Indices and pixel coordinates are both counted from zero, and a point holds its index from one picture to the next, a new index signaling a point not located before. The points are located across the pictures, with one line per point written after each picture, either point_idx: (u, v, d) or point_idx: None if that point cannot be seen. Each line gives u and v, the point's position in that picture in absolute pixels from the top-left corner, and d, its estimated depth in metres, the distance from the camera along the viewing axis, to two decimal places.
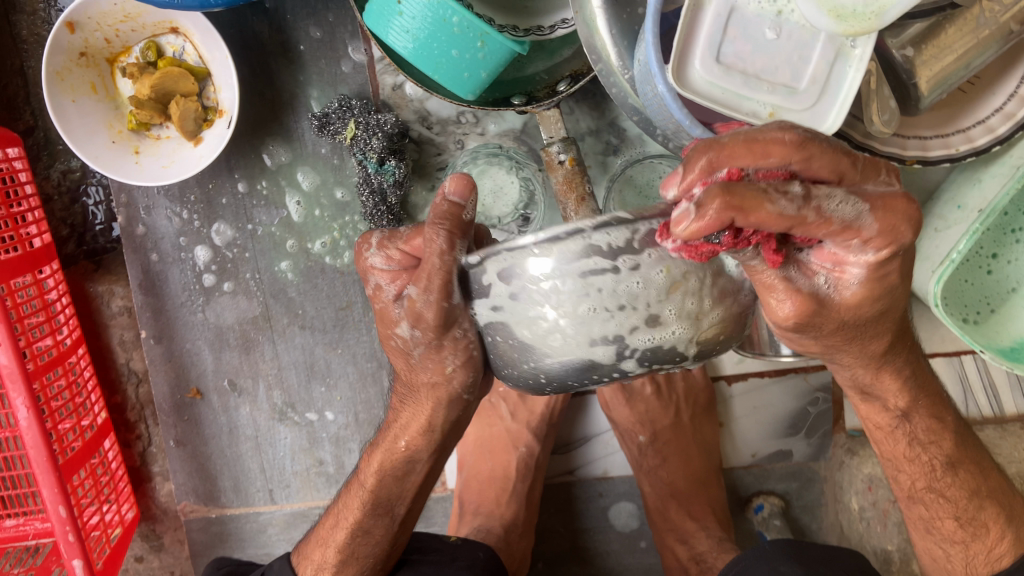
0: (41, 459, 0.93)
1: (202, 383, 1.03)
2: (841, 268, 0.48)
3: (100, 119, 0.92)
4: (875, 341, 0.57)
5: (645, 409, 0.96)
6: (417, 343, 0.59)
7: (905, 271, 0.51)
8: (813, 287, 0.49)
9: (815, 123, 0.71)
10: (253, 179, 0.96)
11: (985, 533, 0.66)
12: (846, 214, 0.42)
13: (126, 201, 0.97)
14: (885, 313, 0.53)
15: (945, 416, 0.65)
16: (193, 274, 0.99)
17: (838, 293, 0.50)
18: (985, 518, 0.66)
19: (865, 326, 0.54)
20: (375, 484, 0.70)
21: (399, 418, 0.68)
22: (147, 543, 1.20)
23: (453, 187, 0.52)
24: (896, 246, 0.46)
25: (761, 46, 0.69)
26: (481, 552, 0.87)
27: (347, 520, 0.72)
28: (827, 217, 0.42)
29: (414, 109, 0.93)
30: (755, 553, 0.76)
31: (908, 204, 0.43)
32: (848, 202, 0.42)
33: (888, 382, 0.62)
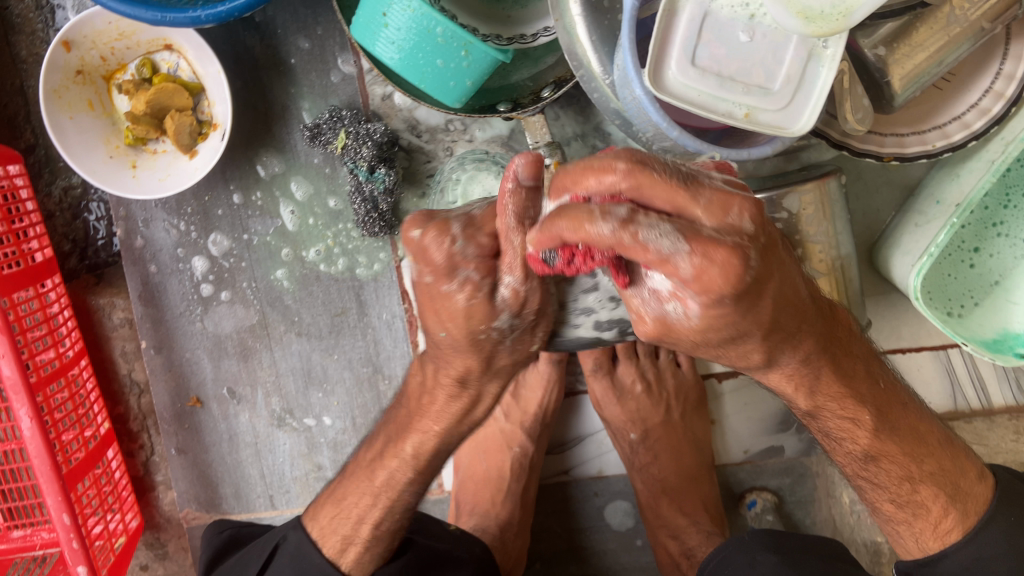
0: (45, 468, 0.95)
1: (202, 392, 1.05)
2: (681, 300, 0.47)
3: (98, 135, 0.94)
4: (747, 357, 0.54)
5: (636, 407, 0.96)
6: (516, 331, 0.55)
7: (752, 305, 0.48)
8: (662, 313, 0.49)
9: (791, 123, 0.73)
10: (248, 190, 0.98)
11: (926, 513, 0.70)
12: (663, 246, 0.43)
13: (124, 214, 1.00)
14: (744, 335, 0.51)
15: (861, 414, 0.64)
16: (191, 284, 1.01)
17: (683, 321, 0.48)
18: (922, 499, 0.69)
19: (726, 344, 0.52)
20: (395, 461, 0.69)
21: None
22: (152, 552, 1.22)
23: (526, 171, 0.49)
24: (728, 283, 0.45)
25: (734, 49, 0.71)
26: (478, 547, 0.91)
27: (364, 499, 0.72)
28: (643, 243, 0.43)
29: (403, 118, 0.95)
30: (736, 543, 0.78)
31: (721, 252, 0.43)
32: (666, 235, 0.43)
33: (801, 400, 0.63)
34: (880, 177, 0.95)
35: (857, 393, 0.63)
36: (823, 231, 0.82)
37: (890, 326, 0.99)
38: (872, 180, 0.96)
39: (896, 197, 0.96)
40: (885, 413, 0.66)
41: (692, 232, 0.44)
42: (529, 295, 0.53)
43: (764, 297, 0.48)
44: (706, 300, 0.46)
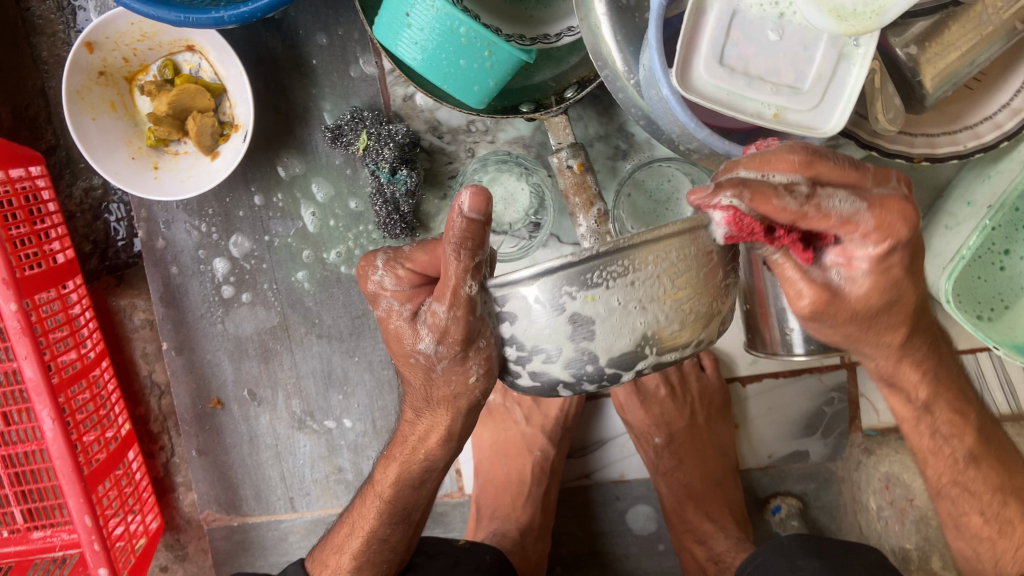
0: (67, 469, 0.93)
1: (222, 393, 1.05)
2: (851, 262, 0.53)
3: (120, 136, 0.94)
4: (891, 334, 0.60)
5: (660, 411, 0.96)
6: (441, 358, 0.58)
7: (911, 266, 0.55)
8: (826, 280, 0.55)
9: (822, 123, 0.72)
10: (269, 192, 0.98)
11: (1013, 529, 0.67)
12: (845, 210, 0.49)
13: (146, 216, 1.00)
14: (894, 305, 0.57)
15: (969, 415, 0.67)
16: (212, 286, 1.01)
17: (850, 286, 0.55)
18: (1012, 516, 0.67)
19: (880, 317, 0.58)
20: (391, 495, 0.70)
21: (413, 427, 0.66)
22: (172, 553, 1.22)
23: (470, 205, 0.49)
24: (893, 240, 0.51)
25: (765, 47, 0.70)
26: (487, 554, 0.89)
27: (361, 530, 0.73)
28: (825, 212, 0.49)
29: (425, 119, 0.95)
30: (772, 548, 0.78)
31: (898, 208, 0.49)
32: (845, 202, 0.49)
33: (910, 373, 0.64)
34: (907, 178, 0.94)
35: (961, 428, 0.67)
36: None
37: None
38: (900, 181, 0.94)
39: (924, 200, 0.94)
40: (984, 426, 0.68)
41: (880, 197, 0.49)
42: (452, 327, 0.54)
43: (919, 264, 0.55)
44: (884, 254, 0.52)
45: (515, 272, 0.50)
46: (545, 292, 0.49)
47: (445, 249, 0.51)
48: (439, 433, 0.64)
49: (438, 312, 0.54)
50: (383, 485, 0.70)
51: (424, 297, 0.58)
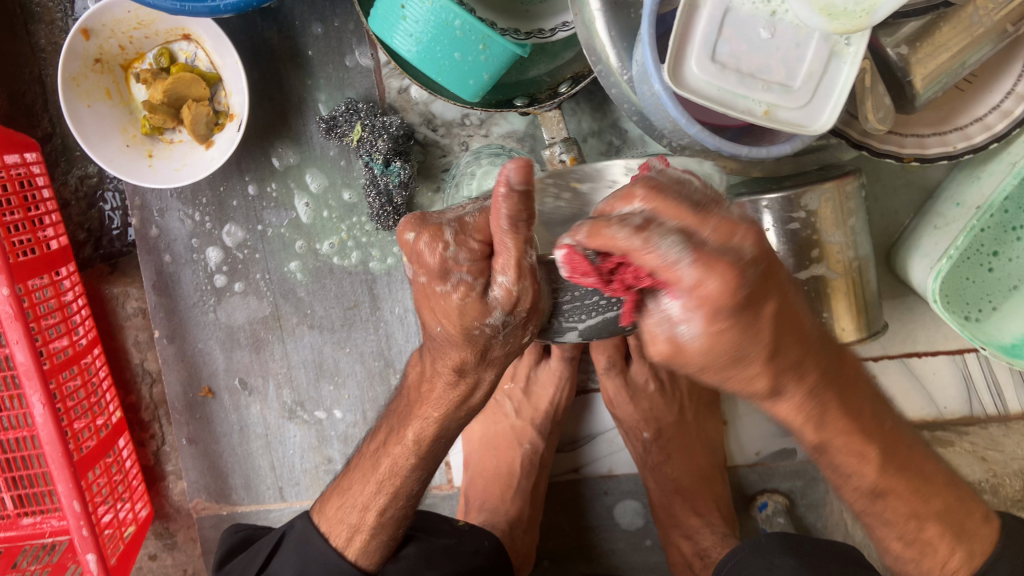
0: (56, 455, 0.93)
1: (214, 382, 1.05)
2: (685, 321, 0.41)
3: (115, 124, 0.94)
4: (751, 384, 0.46)
5: (649, 406, 0.97)
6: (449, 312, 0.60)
7: (756, 311, 0.42)
8: (671, 334, 0.42)
9: (812, 121, 0.73)
10: (263, 182, 0.98)
11: (933, 550, 0.63)
12: (664, 252, 0.39)
13: (140, 204, 1.00)
14: (785, 369, 0.46)
15: (869, 451, 0.56)
16: (205, 275, 1.01)
17: (677, 344, 0.43)
18: (930, 538, 0.62)
19: (750, 383, 0.47)
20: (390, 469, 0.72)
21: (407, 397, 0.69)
22: (161, 541, 1.22)
23: None
24: (721, 300, 0.40)
25: (756, 45, 0.71)
26: (488, 540, 0.90)
27: (371, 503, 0.74)
28: (648, 249, 0.39)
29: (420, 112, 0.95)
30: (753, 546, 0.78)
31: (719, 264, 0.39)
32: (670, 241, 0.39)
33: None
34: (898, 179, 0.94)
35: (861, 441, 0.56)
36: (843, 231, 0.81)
37: (905, 328, 0.98)
38: (890, 181, 0.95)
39: (914, 200, 0.95)
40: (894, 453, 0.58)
41: (706, 254, 0.39)
42: None
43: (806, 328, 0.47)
44: (708, 318, 0.40)
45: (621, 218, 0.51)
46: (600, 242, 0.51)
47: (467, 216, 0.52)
48: None
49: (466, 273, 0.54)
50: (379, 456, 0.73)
51: None
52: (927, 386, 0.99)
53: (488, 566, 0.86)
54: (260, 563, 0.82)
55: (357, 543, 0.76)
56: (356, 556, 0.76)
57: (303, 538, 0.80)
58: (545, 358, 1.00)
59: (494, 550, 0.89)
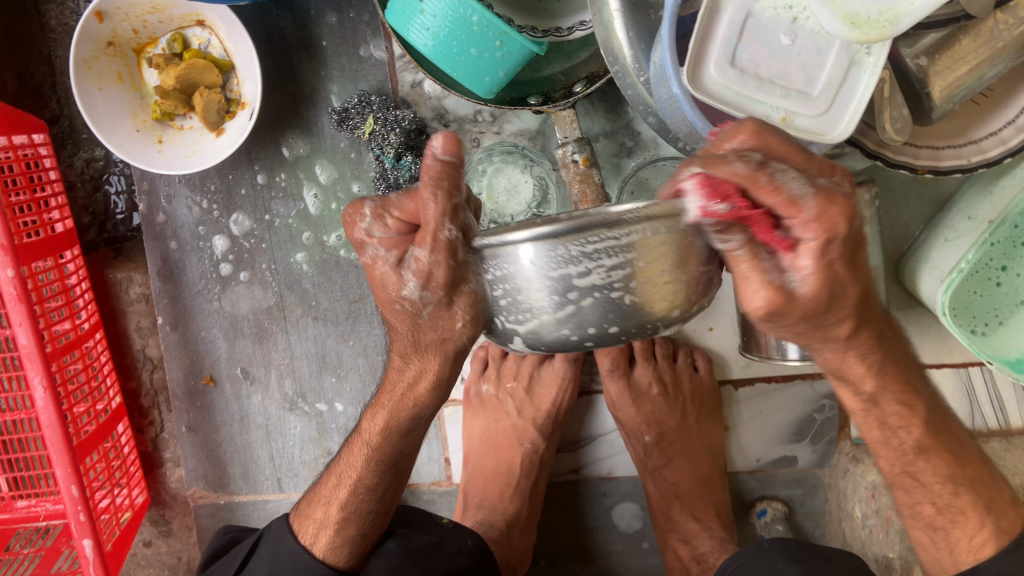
0: (56, 439, 0.92)
1: (215, 371, 1.05)
2: (805, 261, 0.47)
3: (126, 108, 0.94)
4: (837, 327, 0.55)
5: (651, 409, 0.97)
6: (426, 304, 0.58)
7: (851, 259, 0.50)
8: (784, 282, 0.49)
9: (830, 129, 0.72)
10: (272, 171, 0.97)
11: (963, 520, 0.65)
12: (794, 189, 0.45)
13: (147, 189, 0.99)
14: (837, 301, 0.52)
15: (915, 402, 0.64)
16: (211, 263, 1.01)
17: (803, 289, 0.49)
18: (962, 505, 0.65)
19: (825, 313, 0.52)
20: (380, 442, 0.71)
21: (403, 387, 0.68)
22: (156, 528, 1.22)
23: (442, 147, 0.51)
24: (833, 236, 0.46)
25: (776, 51, 0.71)
26: (469, 539, 0.89)
27: (349, 478, 0.74)
28: (777, 185, 0.45)
29: (432, 106, 0.94)
30: (754, 549, 0.78)
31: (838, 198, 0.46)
32: (795, 179, 0.45)
33: (855, 365, 0.60)
34: (908, 191, 0.94)
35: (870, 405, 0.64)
36: None
37: (911, 339, 0.98)
38: (902, 193, 0.94)
39: (925, 213, 0.94)
40: (934, 414, 0.65)
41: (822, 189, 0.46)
42: (435, 271, 0.54)
43: (859, 258, 0.50)
44: (822, 253, 0.47)
45: (512, 233, 0.50)
46: (530, 252, 0.50)
47: (422, 193, 0.52)
48: (446, 384, 0.67)
49: (420, 256, 0.55)
50: (371, 432, 0.71)
51: (410, 245, 0.56)
52: None
53: (471, 566, 0.86)
54: (240, 561, 0.82)
55: (323, 538, 0.76)
56: (324, 554, 0.76)
57: (277, 539, 0.80)
58: (549, 358, 1.00)
59: (478, 550, 0.88)
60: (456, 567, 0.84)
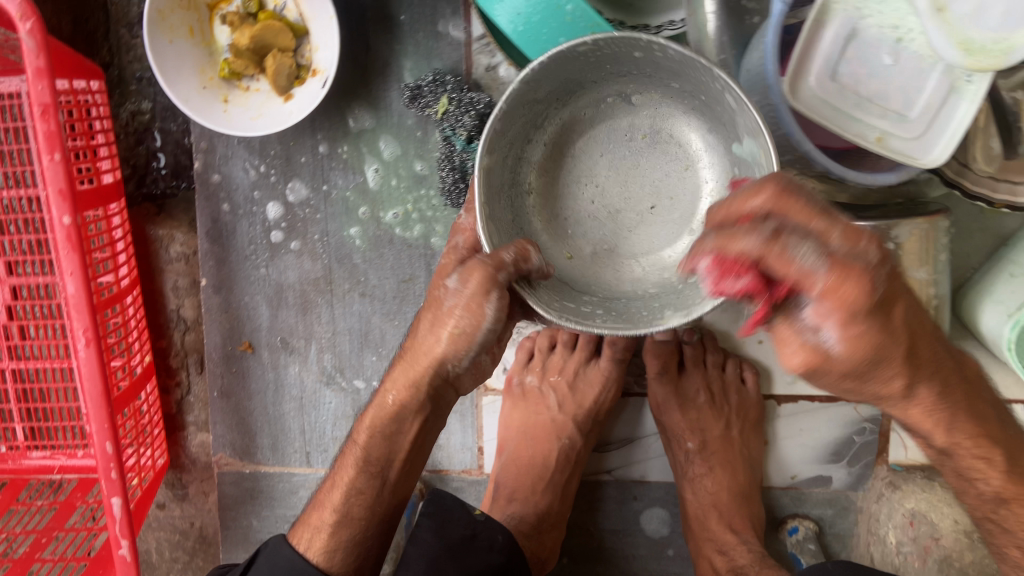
0: (95, 392, 0.90)
1: (255, 338, 1.04)
2: (827, 324, 0.47)
3: (194, 64, 0.92)
4: (888, 386, 0.53)
5: (697, 416, 0.97)
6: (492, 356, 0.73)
7: (886, 319, 0.48)
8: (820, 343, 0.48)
9: (923, 153, 0.72)
10: (335, 142, 0.96)
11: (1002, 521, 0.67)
12: (805, 265, 0.46)
13: (205, 147, 0.97)
14: (881, 363, 0.50)
15: (993, 454, 0.61)
16: (262, 228, 0.99)
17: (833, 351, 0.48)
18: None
19: (869, 373, 0.51)
20: (366, 442, 0.76)
21: (392, 374, 0.75)
22: (171, 492, 1.20)
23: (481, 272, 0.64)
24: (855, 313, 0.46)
25: (877, 70, 0.70)
26: (501, 534, 0.85)
27: (342, 481, 0.76)
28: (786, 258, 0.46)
29: (504, 92, 0.92)
30: None
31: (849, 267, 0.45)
32: (808, 254, 0.46)
33: (916, 412, 0.57)
34: (973, 222, 0.94)
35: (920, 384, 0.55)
36: (926, 268, 0.81)
37: None
38: (966, 224, 0.94)
39: (987, 245, 0.94)
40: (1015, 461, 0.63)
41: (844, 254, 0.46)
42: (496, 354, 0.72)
43: (895, 315, 0.49)
44: (846, 322, 0.46)
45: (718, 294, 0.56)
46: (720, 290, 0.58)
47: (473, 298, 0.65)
48: None
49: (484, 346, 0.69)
50: (360, 432, 0.76)
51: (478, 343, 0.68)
52: None
53: (503, 564, 0.82)
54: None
55: (316, 542, 0.75)
56: (318, 558, 0.75)
57: (273, 549, 0.77)
58: (594, 358, 1.00)
59: (509, 546, 0.84)
60: (487, 566, 0.81)
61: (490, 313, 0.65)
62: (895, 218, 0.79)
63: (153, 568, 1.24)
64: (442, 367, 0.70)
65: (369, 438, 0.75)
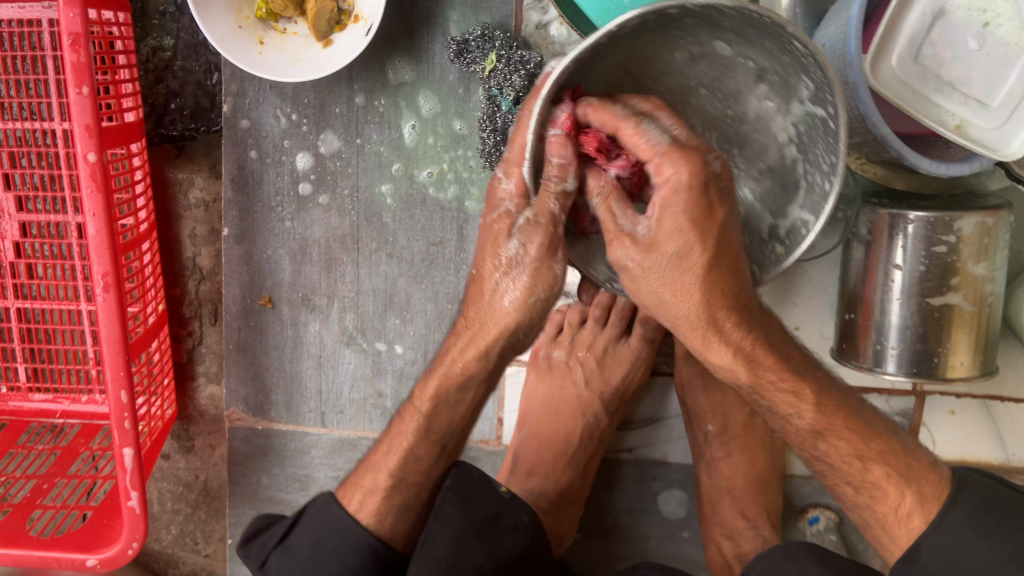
0: (112, 339, 0.86)
1: (275, 293, 1.00)
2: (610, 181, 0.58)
3: (229, 1, 0.87)
4: (687, 295, 0.59)
5: (721, 399, 0.94)
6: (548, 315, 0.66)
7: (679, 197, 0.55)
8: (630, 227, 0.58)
9: (1001, 145, 0.70)
10: (372, 94, 0.92)
11: (883, 495, 0.71)
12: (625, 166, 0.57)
13: (235, 91, 0.93)
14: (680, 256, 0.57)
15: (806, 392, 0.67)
16: (289, 180, 0.96)
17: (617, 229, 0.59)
18: (876, 480, 0.71)
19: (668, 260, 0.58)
20: (429, 410, 0.72)
21: (454, 345, 0.70)
22: (178, 443, 1.18)
23: (556, 152, 0.56)
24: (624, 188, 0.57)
25: (961, 54, 0.68)
26: (525, 514, 0.80)
27: (398, 447, 0.75)
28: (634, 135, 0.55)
29: (554, 52, 0.88)
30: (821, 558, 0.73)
31: (685, 156, 0.54)
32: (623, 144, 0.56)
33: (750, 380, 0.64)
34: None
35: (743, 355, 0.62)
36: (985, 264, 0.79)
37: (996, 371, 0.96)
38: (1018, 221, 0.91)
39: None
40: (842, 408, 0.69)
41: (681, 142, 0.55)
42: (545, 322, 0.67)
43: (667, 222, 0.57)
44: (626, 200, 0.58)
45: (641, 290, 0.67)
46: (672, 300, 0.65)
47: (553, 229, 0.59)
48: None
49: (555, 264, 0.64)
50: (421, 399, 0.72)
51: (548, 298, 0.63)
52: (1002, 431, 0.97)
53: (527, 546, 0.78)
54: (280, 534, 0.82)
55: (369, 505, 0.77)
56: (368, 521, 0.76)
57: (322, 508, 0.80)
58: (625, 336, 0.96)
59: (533, 526, 0.80)
60: (513, 548, 0.76)
61: (559, 275, 0.61)
62: (959, 211, 0.76)
63: (154, 519, 1.22)
64: (514, 336, 0.65)
65: (427, 410, 0.72)
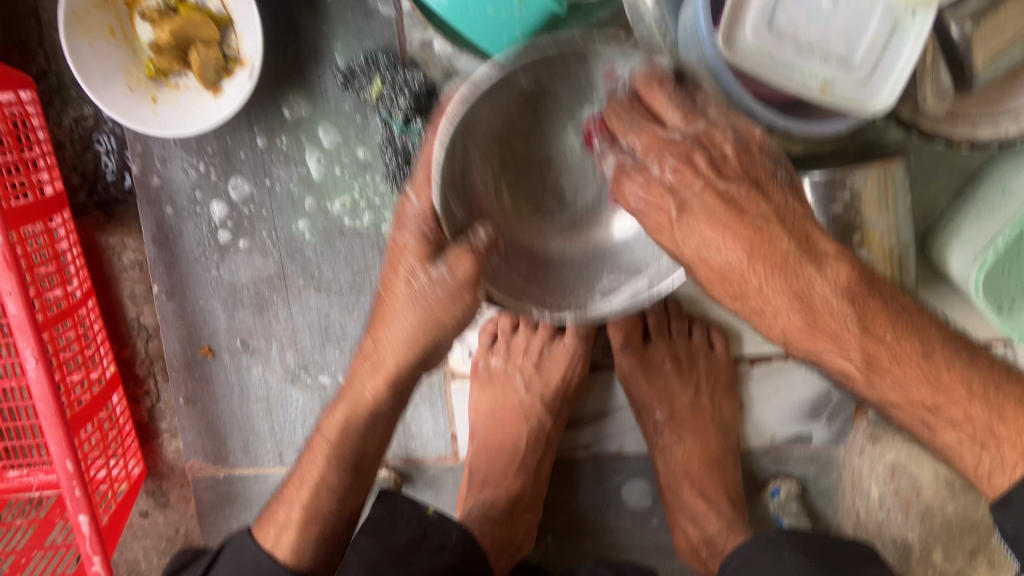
0: (49, 412, 0.88)
1: (214, 342, 1.01)
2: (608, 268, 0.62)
3: (117, 65, 0.88)
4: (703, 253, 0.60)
5: (663, 385, 0.94)
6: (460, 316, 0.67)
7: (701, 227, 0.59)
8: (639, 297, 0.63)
9: (869, 99, 0.70)
10: (273, 134, 0.93)
11: (973, 444, 0.58)
12: None
13: (141, 151, 0.94)
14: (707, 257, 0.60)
15: (875, 332, 0.59)
16: (208, 230, 0.97)
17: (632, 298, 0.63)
18: (970, 421, 0.58)
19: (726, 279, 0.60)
20: (339, 438, 0.72)
21: (363, 366, 0.71)
22: (153, 499, 1.19)
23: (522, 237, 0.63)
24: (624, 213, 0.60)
25: (817, 14, 0.67)
26: (454, 532, 0.81)
27: (310, 476, 0.73)
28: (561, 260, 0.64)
29: (442, 66, 0.88)
30: (758, 542, 0.75)
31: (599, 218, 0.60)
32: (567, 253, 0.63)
33: (758, 272, 0.59)
34: (936, 163, 0.90)
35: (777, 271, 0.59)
36: (885, 216, 0.78)
37: None
38: (931, 164, 0.90)
39: (955, 185, 0.90)
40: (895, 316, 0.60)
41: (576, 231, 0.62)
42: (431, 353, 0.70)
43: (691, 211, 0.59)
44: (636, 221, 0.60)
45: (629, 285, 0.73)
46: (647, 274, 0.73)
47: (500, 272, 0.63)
48: None
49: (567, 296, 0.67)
50: (330, 428, 0.72)
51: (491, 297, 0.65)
52: None
53: (457, 563, 0.78)
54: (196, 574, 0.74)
55: (284, 541, 0.71)
56: (286, 555, 0.70)
57: (239, 545, 0.73)
58: (559, 335, 0.96)
59: (462, 544, 0.80)
60: (438, 566, 0.76)
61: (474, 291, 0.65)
62: (849, 167, 0.76)
63: None
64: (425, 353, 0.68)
65: (342, 431, 0.72)
